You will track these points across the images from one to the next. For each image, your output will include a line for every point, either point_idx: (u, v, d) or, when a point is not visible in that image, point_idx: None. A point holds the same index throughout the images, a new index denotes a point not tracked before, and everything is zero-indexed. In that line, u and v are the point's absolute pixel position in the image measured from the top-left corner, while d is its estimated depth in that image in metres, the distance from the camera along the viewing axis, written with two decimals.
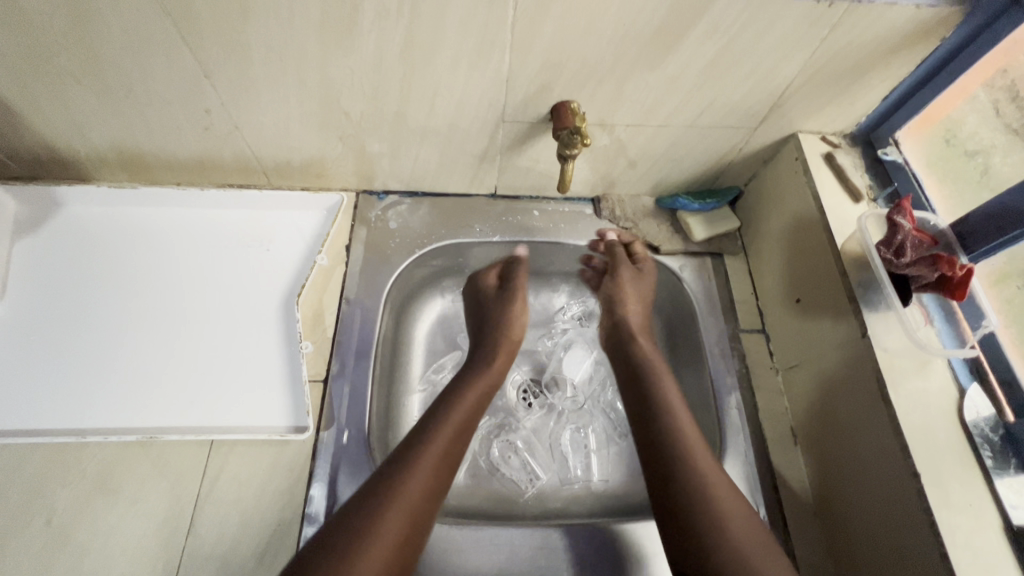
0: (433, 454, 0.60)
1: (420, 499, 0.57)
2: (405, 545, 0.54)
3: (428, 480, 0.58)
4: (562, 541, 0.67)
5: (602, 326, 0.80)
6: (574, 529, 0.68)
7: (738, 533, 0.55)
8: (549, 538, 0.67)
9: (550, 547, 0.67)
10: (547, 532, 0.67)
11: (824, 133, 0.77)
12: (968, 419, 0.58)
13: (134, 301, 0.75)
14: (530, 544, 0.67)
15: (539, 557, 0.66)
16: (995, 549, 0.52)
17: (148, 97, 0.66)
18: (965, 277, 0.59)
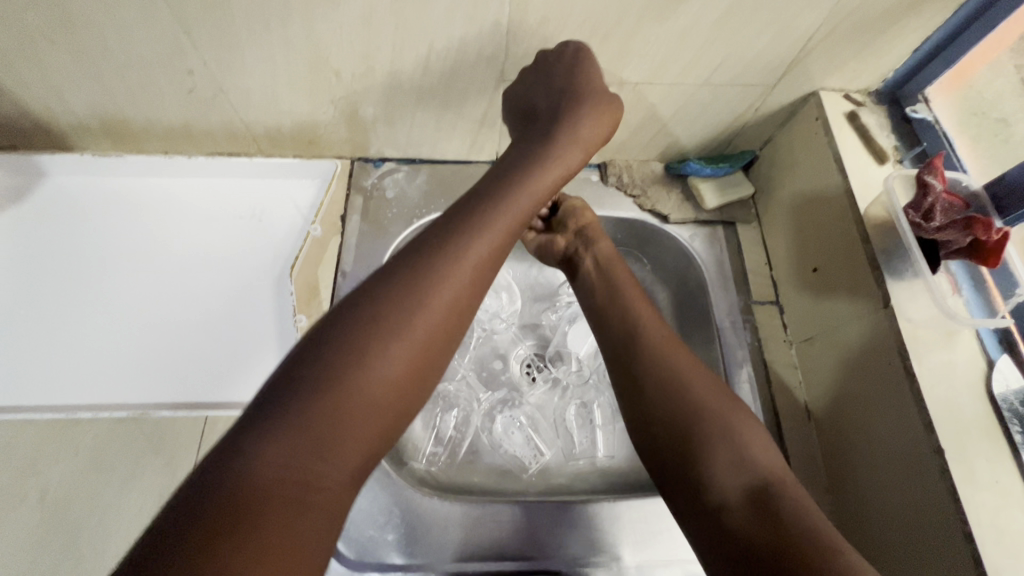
0: (468, 271, 0.49)
1: (423, 341, 0.46)
2: (416, 373, 0.45)
3: (437, 330, 0.46)
4: (516, 516, 0.65)
5: (570, 243, 0.71)
6: (531, 505, 0.66)
7: (727, 424, 0.52)
8: (501, 514, 0.65)
9: (503, 521, 0.65)
10: (499, 508, 0.65)
11: (847, 91, 0.72)
12: (996, 392, 0.54)
13: (124, 275, 0.73)
14: (490, 518, 0.65)
15: (498, 531, 0.64)
16: (1020, 526, 0.49)
17: (126, 58, 0.62)
18: (999, 242, 0.55)
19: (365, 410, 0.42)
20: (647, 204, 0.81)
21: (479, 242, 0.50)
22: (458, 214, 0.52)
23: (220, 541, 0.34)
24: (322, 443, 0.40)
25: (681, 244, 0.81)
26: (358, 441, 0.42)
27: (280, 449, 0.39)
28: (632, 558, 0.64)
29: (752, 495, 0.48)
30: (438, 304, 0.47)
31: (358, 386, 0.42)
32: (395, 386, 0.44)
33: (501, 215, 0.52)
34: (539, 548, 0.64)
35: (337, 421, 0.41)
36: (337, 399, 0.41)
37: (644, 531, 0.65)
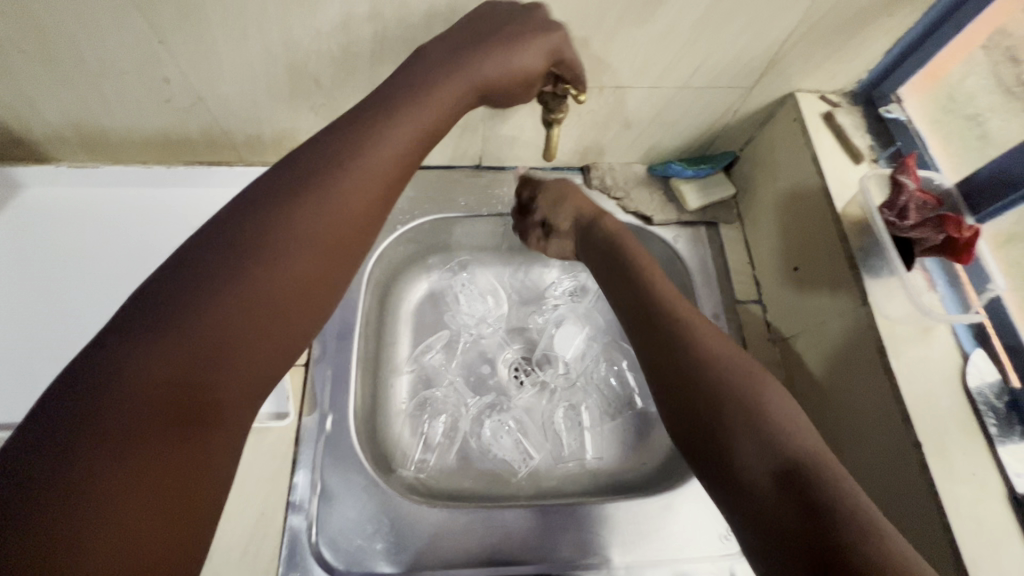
0: (357, 188, 0.46)
1: (305, 255, 0.43)
2: (304, 287, 0.43)
3: (320, 241, 0.44)
4: (534, 520, 0.65)
5: (580, 232, 0.71)
6: (546, 508, 0.66)
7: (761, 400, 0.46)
8: (518, 518, 0.65)
9: (519, 526, 0.65)
10: (517, 512, 0.66)
11: (823, 92, 0.73)
12: (972, 386, 0.55)
13: (104, 286, 0.72)
14: (507, 523, 0.65)
15: (515, 536, 0.64)
16: (997, 517, 0.50)
17: (101, 67, 0.61)
18: (970, 241, 0.55)
19: (238, 325, 0.39)
20: (629, 205, 0.82)
21: (370, 160, 0.47)
22: (343, 128, 0.48)
23: (83, 475, 0.31)
24: (191, 362, 0.36)
25: (664, 245, 0.82)
26: (238, 368, 0.39)
27: (136, 371, 0.34)
28: (621, 560, 0.64)
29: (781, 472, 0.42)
30: (321, 216, 0.44)
31: (236, 301, 0.39)
32: (279, 300, 0.41)
33: (397, 133, 0.49)
34: (548, 549, 0.64)
35: (205, 335, 0.37)
36: (200, 310, 0.37)
37: (632, 533, 0.65)
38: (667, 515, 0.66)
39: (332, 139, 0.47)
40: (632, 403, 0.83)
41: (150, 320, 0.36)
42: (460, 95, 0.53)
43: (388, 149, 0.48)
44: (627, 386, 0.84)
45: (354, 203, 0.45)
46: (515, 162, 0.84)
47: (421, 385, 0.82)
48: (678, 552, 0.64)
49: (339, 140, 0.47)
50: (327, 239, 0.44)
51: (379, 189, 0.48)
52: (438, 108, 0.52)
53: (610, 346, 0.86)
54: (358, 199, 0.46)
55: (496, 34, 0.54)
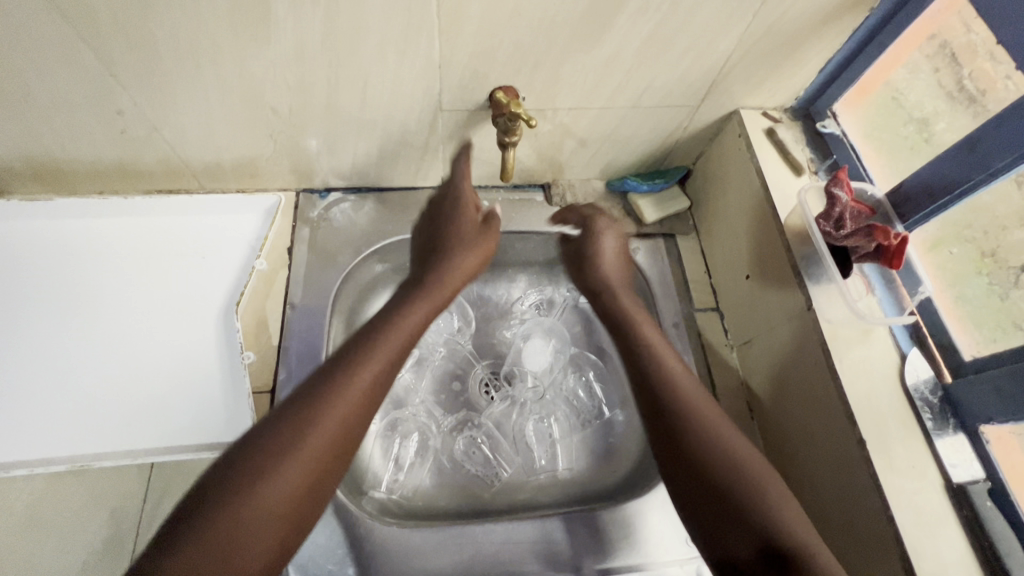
0: (367, 376, 0.52)
1: (325, 448, 0.47)
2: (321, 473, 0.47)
3: (334, 430, 0.48)
4: (564, 531, 0.67)
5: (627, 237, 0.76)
6: (573, 517, 0.68)
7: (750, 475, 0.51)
8: (550, 531, 0.67)
9: (552, 539, 0.66)
10: (547, 524, 0.67)
11: (765, 108, 0.77)
12: (909, 383, 0.59)
13: (57, 319, 0.70)
14: (535, 538, 0.66)
15: (547, 548, 0.66)
16: (936, 506, 0.53)
17: (51, 101, 0.61)
18: (900, 246, 0.59)
19: (266, 520, 0.43)
20: None
21: (376, 357, 0.54)
22: (355, 338, 0.56)
23: None
24: (229, 549, 0.41)
25: None
26: (256, 554, 0.42)
27: (180, 564, 0.39)
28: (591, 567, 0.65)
29: (773, 550, 0.48)
30: (338, 410, 0.49)
31: (260, 499, 0.43)
32: (290, 492, 0.45)
33: (399, 326, 0.57)
34: (584, 556, 0.66)
35: (239, 530, 0.42)
36: (239, 510, 0.42)
37: (602, 541, 0.67)
38: (635, 521, 0.68)
39: (343, 352, 0.54)
40: (600, 413, 0.85)
41: (196, 517, 0.42)
42: (445, 287, 0.64)
43: (393, 346, 0.55)
44: (595, 396, 0.86)
45: (364, 399, 0.51)
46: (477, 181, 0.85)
47: (392, 405, 0.82)
48: (646, 557, 0.66)
49: (351, 345, 0.54)
50: (345, 428, 0.49)
51: (381, 383, 0.54)
52: (430, 310, 0.62)
53: (577, 358, 0.88)
54: (362, 393, 0.51)
55: (450, 217, 0.70)
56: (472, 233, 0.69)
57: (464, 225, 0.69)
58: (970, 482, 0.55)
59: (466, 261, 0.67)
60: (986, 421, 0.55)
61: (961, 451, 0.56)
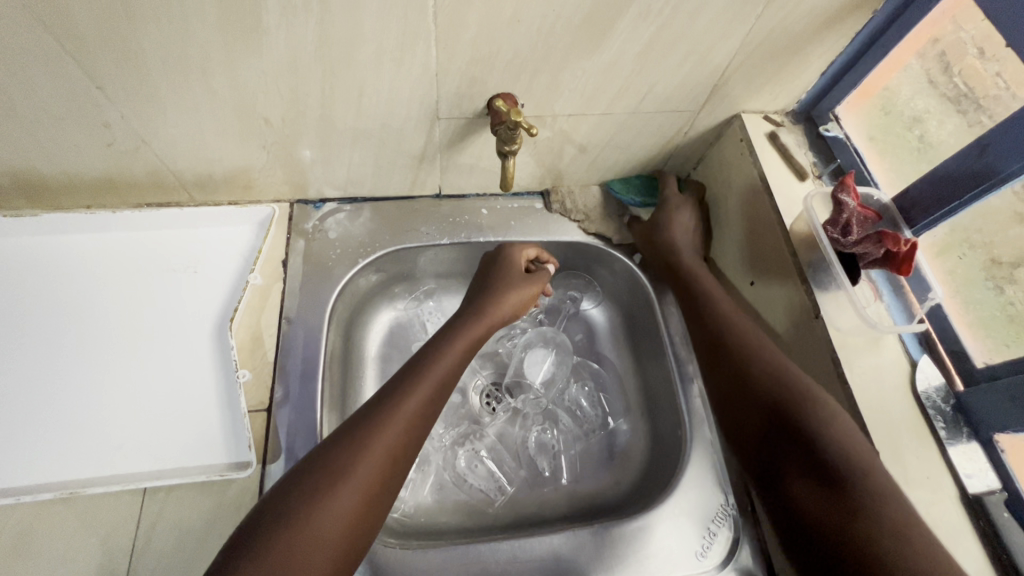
0: (414, 406, 0.57)
1: (370, 482, 0.52)
2: (374, 494, 0.52)
3: (384, 456, 0.53)
4: (598, 542, 0.65)
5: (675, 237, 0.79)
6: (608, 527, 0.66)
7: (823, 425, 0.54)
8: (585, 542, 0.65)
9: (588, 550, 0.65)
10: (582, 536, 0.66)
11: (767, 112, 0.76)
12: (919, 390, 0.58)
13: (44, 340, 0.67)
14: (571, 549, 0.65)
15: (582, 560, 0.65)
16: (951, 517, 0.52)
17: (35, 115, 0.59)
18: (910, 252, 0.58)
19: (327, 537, 0.48)
20: (590, 227, 0.84)
21: (416, 397, 0.58)
22: (397, 377, 0.60)
23: None
24: (294, 558, 0.46)
25: (626, 265, 0.84)
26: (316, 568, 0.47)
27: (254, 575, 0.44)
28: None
29: (827, 479, 0.52)
30: (384, 447, 0.53)
31: (319, 515, 0.48)
32: (349, 511, 0.50)
33: (445, 357, 0.62)
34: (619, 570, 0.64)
35: (301, 545, 0.47)
36: (304, 523, 0.48)
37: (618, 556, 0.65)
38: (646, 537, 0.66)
39: (387, 390, 0.58)
40: (604, 423, 0.83)
41: (259, 538, 0.46)
42: (488, 324, 0.68)
43: (431, 384, 0.59)
44: (599, 406, 0.84)
45: (408, 435, 0.56)
46: (475, 190, 0.84)
47: None
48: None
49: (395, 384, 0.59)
50: (389, 463, 0.54)
51: (427, 413, 0.58)
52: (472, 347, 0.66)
53: (580, 366, 0.87)
54: (411, 423, 0.56)
55: (501, 261, 0.74)
56: (521, 275, 0.73)
57: (513, 270, 0.73)
58: (986, 492, 0.53)
59: (514, 298, 0.71)
60: (1000, 431, 0.54)
61: (976, 462, 0.55)
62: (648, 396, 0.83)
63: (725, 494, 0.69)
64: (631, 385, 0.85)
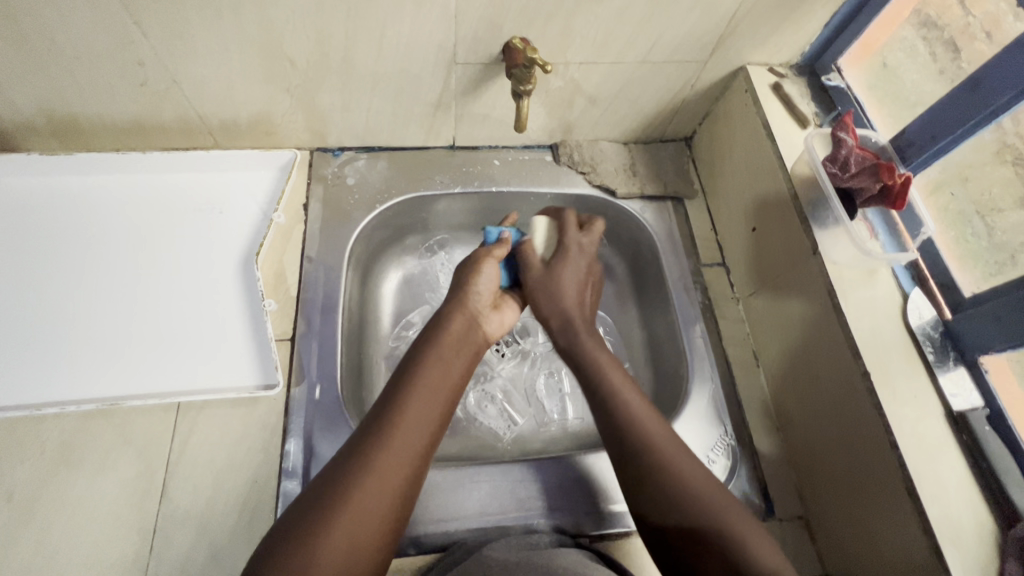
0: (413, 420, 0.55)
1: (373, 510, 0.49)
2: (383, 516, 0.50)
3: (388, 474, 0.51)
4: (535, 476, 0.68)
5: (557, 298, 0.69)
6: (546, 464, 0.69)
7: (667, 450, 0.56)
8: (520, 475, 0.68)
9: (525, 482, 0.68)
10: (516, 469, 0.68)
11: (771, 65, 0.79)
12: (910, 319, 0.61)
13: (79, 270, 0.71)
14: (505, 483, 0.67)
15: (520, 491, 0.67)
16: (937, 432, 0.56)
17: (73, 50, 0.62)
18: (903, 185, 0.60)
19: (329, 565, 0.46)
20: (595, 179, 0.87)
21: (408, 422, 0.55)
22: (382, 401, 0.57)
23: None
24: None
25: (632, 216, 0.87)
26: None
27: None
28: (592, 533, 0.65)
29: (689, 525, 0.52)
30: (382, 472, 0.51)
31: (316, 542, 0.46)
32: (348, 537, 0.47)
33: (441, 370, 0.60)
34: (567, 502, 0.67)
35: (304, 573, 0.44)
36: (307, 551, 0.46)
37: (594, 494, 0.67)
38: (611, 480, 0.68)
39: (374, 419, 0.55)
40: None
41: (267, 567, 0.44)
42: (460, 323, 0.66)
43: (417, 406, 0.56)
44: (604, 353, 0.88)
45: (408, 458, 0.53)
46: (488, 141, 0.87)
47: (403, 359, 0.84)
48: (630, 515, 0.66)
49: (378, 410, 0.55)
50: (389, 490, 0.51)
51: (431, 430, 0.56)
52: (451, 365, 0.62)
53: None
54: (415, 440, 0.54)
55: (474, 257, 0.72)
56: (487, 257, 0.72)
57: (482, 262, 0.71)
58: (969, 409, 0.57)
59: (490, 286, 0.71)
60: (985, 351, 0.57)
61: (961, 381, 0.58)
62: (652, 342, 0.86)
63: (726, 426, 0.72)
64: (636, 333, 0.89)
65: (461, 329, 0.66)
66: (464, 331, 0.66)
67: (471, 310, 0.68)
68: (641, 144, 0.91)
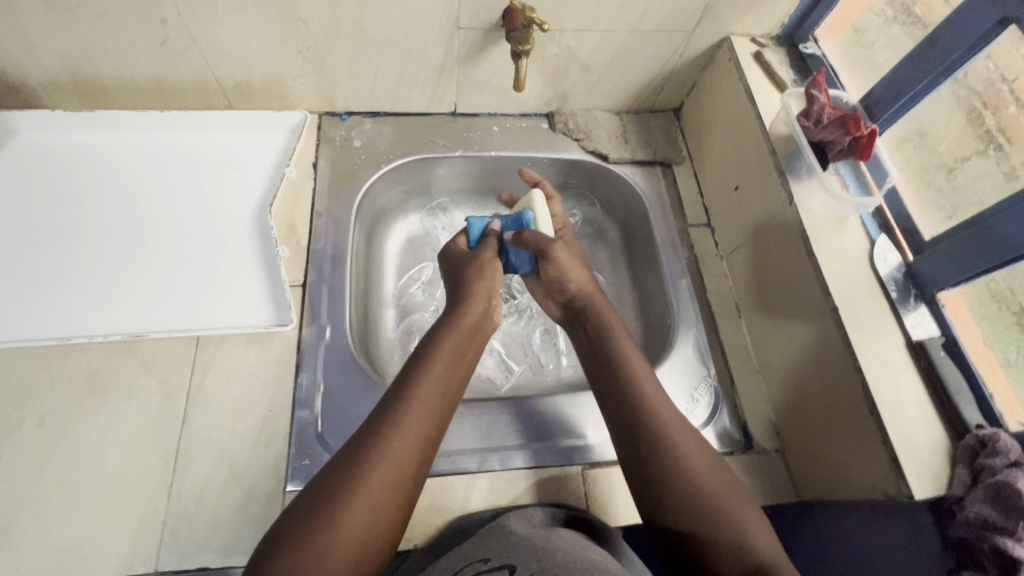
0: (410, 423, 0.56)
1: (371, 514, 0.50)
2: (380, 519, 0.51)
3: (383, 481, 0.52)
4: (536, 413, 0.73)
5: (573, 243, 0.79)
6: (546, 403, 0.73)
7: (684, 447, 0.56)
8: (525, 411, 0.73)
9: (527, 418, 0.72)
10: (523, 405, 0.73)
11: (753, 35, 0.84)
12: (876, 262, 0.66)
13: (102, 218, 0.75)
14: (510, 416, 0.72)
15: (520, 425, 0.72)
16: (898, 359, 0.61)
17: (100, 8, 0.66)
18: (869, 137, 0.66)
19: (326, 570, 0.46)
20: (589, 145, 0.92)
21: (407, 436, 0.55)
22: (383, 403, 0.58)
23: None
24: None
25: (624, 180, 0.92)
26: None
27: None
28: (580, 463, 0.69)
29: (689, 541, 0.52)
30: (378, 481, 0.52)
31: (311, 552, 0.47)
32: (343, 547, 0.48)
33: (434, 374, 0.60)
34: (558, 436, 0.71)
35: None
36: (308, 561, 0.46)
37: (572, 430, 0.72)
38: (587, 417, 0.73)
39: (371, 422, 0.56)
40: None
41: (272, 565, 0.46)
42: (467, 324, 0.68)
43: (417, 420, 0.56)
44: None
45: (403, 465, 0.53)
46: (487, 108, 0.92)
47: (406, 312, 0.88)
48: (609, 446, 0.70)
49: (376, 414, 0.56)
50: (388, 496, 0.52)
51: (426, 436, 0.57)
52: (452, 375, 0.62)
53: None
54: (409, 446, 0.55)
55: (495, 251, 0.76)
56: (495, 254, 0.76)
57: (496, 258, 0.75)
58: (927, 338, 0.63)
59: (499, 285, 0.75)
60: (942, 287, 0.63)
61: (921, 316, 0.64)
62: (641, 299, 0.91)
63: (709, 369, 0.77)
64: (626, 292, 0.94)
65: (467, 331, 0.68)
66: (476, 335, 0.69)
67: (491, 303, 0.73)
68: (632, 114, 0.97)
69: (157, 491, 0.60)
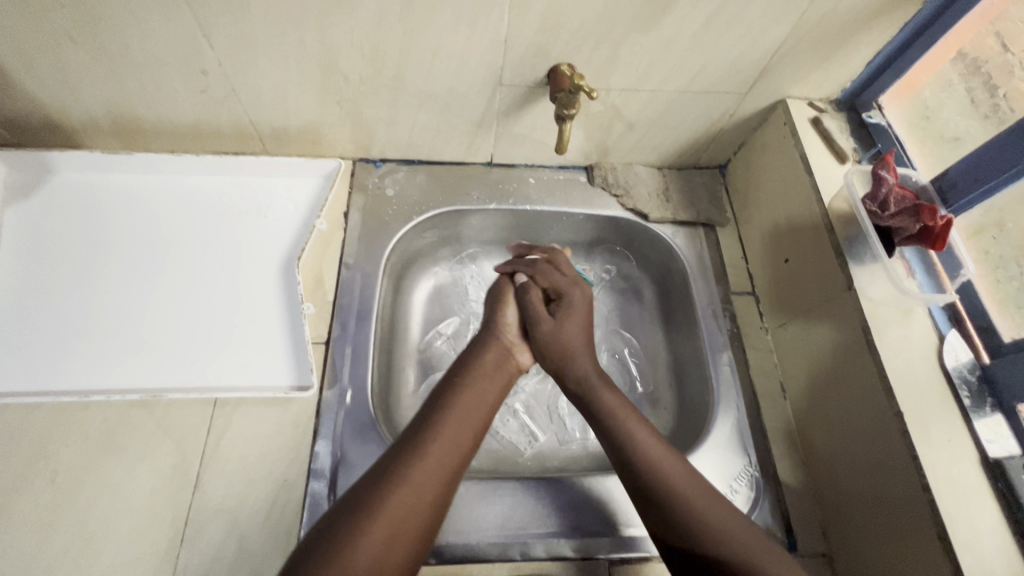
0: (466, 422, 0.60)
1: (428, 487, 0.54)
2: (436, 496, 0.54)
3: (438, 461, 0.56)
4: (552, 493, 0.68)
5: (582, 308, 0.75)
6: (563, 484, 0.69)
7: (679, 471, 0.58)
8: (537, 492, 0.68)
9: (540, 500, 0.67)
10: (536, 486, 0.68)
11: (811, 99, 0.79)
12: (948, 364, 0.61)
13: (133, 262, 0.74)
14: (521, 498, 0.67)
15: (533, 507, 0.67)
16: (970, 479, 0.55)
17: (144, 57, 0.65)
18: (944, 227, 0.61)
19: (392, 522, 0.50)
20: (628, 203, 0.88)
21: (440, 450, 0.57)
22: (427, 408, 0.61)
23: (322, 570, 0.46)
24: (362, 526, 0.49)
25: (664, 240, 0.87)
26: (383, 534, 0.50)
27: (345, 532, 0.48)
28: (606, 557, 0.65)
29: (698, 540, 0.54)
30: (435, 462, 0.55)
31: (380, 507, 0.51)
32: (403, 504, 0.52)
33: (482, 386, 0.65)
34: (575, 521, 0.67)
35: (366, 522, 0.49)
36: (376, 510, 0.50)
37: (598, 520, 0.67)
38: (614, 505, 0.68)
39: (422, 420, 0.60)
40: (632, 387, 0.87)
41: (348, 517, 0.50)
42: (493, 360, 0.68)
43: (438, 456, 0.56)
44: (628, 373, 0.88)
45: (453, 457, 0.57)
46: (525, 159, 0.89)
47: (428, 369, 0.85)
48: (638, 540, 0.65)
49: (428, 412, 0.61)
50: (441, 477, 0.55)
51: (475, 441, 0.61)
52: (473, 414, 0.61)
53: (611, 337, 0.92)
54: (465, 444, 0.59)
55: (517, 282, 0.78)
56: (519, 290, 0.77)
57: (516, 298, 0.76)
58: (1005, 457, 0.57)
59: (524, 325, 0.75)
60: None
61: (997, 428, 0.58)
62: (676, 366, 0.86)
63: (749, 457, 0.71)
64: (660, 358, 0.88)
65: (493, 363, 0.69)
66: (496, 359, 0.70)
67: (504, 343, 0.72)
68: (675, 170, 0.93)
69: (164, 562, 0.58)
